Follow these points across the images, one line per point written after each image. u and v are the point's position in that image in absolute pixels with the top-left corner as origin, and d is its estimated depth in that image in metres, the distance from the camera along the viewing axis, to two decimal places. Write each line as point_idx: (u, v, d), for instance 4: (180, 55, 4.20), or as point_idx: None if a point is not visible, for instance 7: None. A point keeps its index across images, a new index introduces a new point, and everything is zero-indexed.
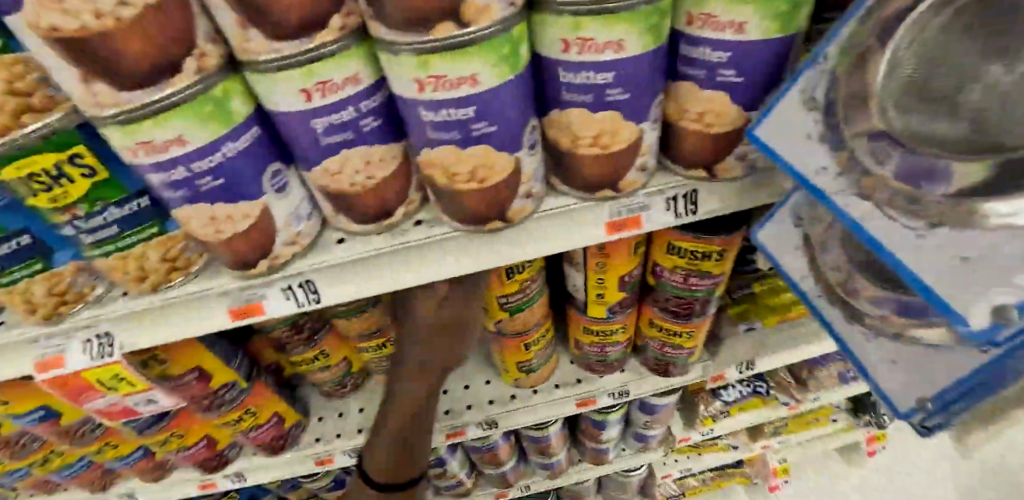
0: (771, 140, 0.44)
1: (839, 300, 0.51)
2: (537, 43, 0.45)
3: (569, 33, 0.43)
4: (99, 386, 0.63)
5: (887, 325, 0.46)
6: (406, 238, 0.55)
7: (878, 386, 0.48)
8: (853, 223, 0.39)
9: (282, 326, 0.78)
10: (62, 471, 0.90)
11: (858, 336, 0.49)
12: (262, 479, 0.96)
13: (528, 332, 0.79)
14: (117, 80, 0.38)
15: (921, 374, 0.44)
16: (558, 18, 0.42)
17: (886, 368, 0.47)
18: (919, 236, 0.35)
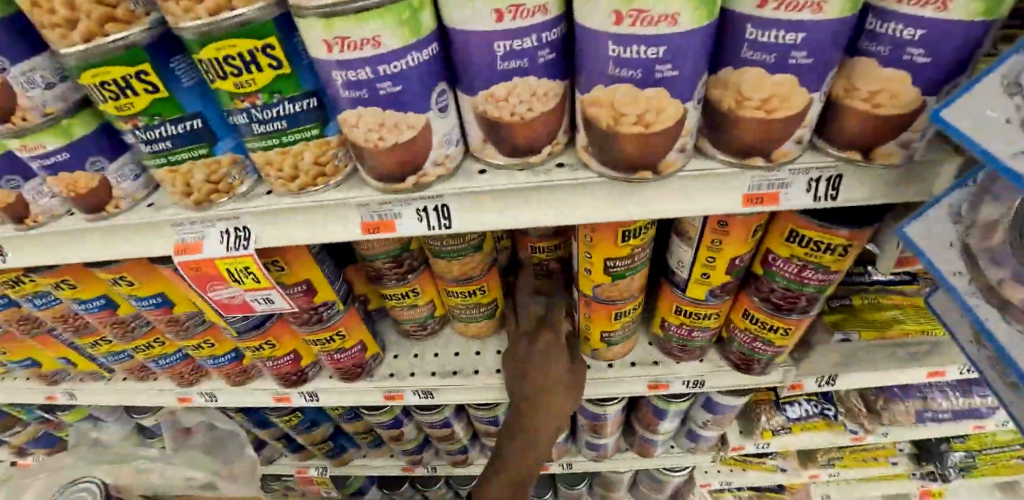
0: (958, 123, 0.40)
1: (1000, 300, 0.47)
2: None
3: None
4: (227, 277, 0.67)
5: None
6: (546, 177, 0.57)
7: None
8: None
9: (385, 258, 0.82)
10: (159, 359, 0.97)
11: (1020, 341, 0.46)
12: (333, 402, 0.99)
13: (622, 301, 0.80)
14: None
15: None
16: None
17: None
18: None
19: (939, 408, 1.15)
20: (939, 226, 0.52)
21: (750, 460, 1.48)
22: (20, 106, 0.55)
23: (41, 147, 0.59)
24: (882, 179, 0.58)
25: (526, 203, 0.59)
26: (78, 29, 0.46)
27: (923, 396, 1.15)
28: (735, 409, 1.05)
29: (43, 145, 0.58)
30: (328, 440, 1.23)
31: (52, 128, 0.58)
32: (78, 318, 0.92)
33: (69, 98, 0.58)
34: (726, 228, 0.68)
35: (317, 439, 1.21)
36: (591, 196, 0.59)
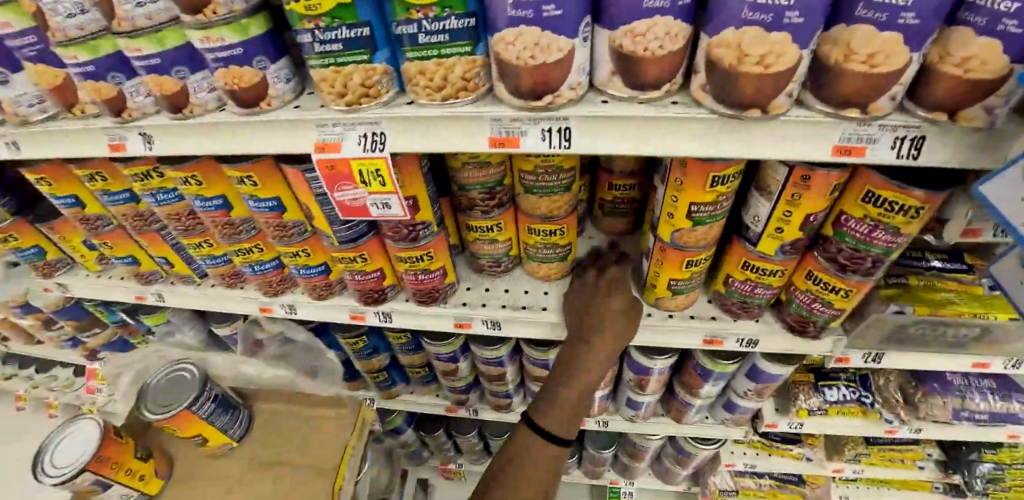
0: None
1: None
2: None
3: None
4: (357, 178, 0.75)
5: None
6: (663, 110, 0.66)
7: None
8: None
9: (480, 189, 0.91)
10: (255, 265, 1.06)
11: None
12: (406, 324, 1.07)
13: (696, 249, 0.88)
14: None
15: None
16: None
17: None
18: None
19: (976, 408, 1.18)
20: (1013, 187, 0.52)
21: (777, 446, 1.53)
22: (213, 1, 0.63)
23: (220, 40, 0.66)
24: (958, 145, 0.63)
25: (634, 138, 0.68)
26: None
27: (961, 394, 1.18)
28: (778, 380, 1.11)
29: (221, 39, 0.66)
30: (383, 370, 1.32)
31: (231, 25, 0.65)
32: (190, 217, 1.01)
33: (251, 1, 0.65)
34: (808, 182, 0.74)
35: (374, 368, 1.30)
36: (694, 133, 0.68)
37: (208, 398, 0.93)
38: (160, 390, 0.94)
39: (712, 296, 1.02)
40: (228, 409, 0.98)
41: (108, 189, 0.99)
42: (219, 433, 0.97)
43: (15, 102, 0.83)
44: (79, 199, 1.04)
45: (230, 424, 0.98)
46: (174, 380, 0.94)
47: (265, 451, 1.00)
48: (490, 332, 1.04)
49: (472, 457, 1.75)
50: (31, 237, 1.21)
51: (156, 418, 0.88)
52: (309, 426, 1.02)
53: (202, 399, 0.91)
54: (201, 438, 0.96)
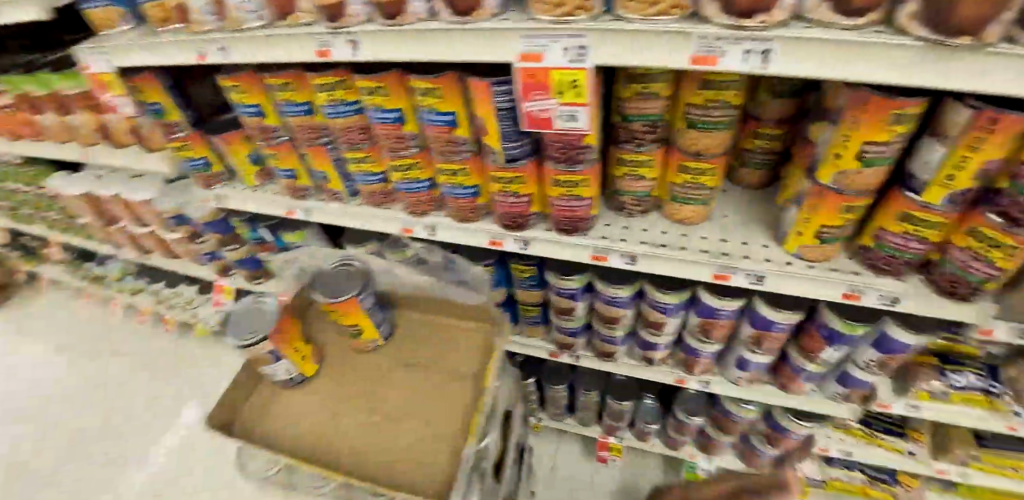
0: None
1: None
2: None
3: None
4: (553, 87, 0.81)
5: None
6: (871, 34, 0.66)
7: None
8: None
9: (643, 121, 0.95)
10: (410, 183, 1.13)
11: None
12: (543, 252, 1.14)
13: (858, 194, 0.89)
14: None
15: None
16: None
17: None
18: None
19: None
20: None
21: (878, 436, 1.51)
22: None
23: None
24: None
25: (827, 66, 0.70)
26: None
27: None
28: (910, 350, 1.10)
29: None
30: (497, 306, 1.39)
31: None
32: (361, 132, 1.07)
33: None
34: (994, 126, 0.71)
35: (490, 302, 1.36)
36: (894, 62, 0.67)
37: (369, 292, 1.02)
38: (328, 278, 1.01)
39: (853, 253, 1.03)
40: (380, 309, 1.07)
41: (292, 99, 1.06)
42: (370, 327, 1.05)
43: (238, 8, 0.92)
44: (262, 110, 1.13)
45: (379, 320, 1.06)
46: (341, 271, 1.02)
47: (405, 351, 1.10)
48: (626, 266, 1.09)
49: (554, 411, 1.81)
50: (201, 148, 1.34)
51: (328, 299, 0.96)
52: (446, 336, 1.11)
53: (368, 291, 1.00)
54: (355, 330, 1.04)
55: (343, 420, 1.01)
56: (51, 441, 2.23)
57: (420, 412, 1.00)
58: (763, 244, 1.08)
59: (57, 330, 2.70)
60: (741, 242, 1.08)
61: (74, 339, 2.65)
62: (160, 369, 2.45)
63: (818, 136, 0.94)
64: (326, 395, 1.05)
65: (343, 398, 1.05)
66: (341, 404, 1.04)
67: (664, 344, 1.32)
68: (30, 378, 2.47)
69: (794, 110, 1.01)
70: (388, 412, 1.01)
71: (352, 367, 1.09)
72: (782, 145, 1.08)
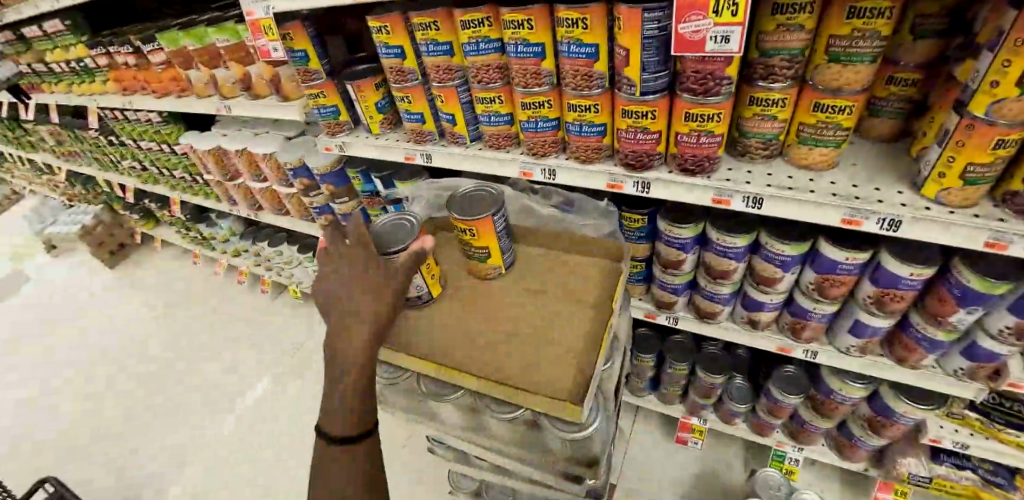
0: None
1: None
2: None
3: None
4: (711, 8, 0.84)
5: None
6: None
7: None
8: None
9: (784, 56, 0.98)
10: (537, 122, 1.19)
11: None
12: (661, 196, 1.16)
13: (1018, 125, 0.87)
14: None
15: None
16: None
17: None
18: None
19: None
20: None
21: (1004, 431, 1.37)
22: None
23: None
24: None
25: None
26: None
27: None
28: None
29: None
30: None
31: None
32: (496, 70, 1.17)
33: None
34: None
35: None
36: None
37: (501, 216, 1.05)
38: (466, 200, 1.07)
39: (999, 202, 1.00)
40: (508, 238, 1.10)
41: (435, 39, 1.18)
42: (498, 252, 1.07)
43: None
44: (402, 51, 1.26)
45: (505, 246, 1.09)
46: (477, 196, 1.07)
47: (526, 281, 1.10)
48: (749, 209, 1.09)
49: (636, 385, 1.79)
50: (332, 96, 1.51)
51: (467, 216, 1.01)
52: (564, 269, 1.11)
53: (502, 213, 1.03)
54: (482, 255, 1.07)
55: (459, 335, 1.01)
56: (112, 406, 2.44)
57: (542, 328, 1.00)
58: (897, 191, 1.06)
59: (169, 289, 3.07)
60: (873, 188, 1.06)
61: (180, 300, 3.00)
62: (245, 332, 2.73)
63: (968, 74, 0.94)
64: (442, 311, 1.06)
65: (460, 317, 1.05)
66: (459, 321, 1.04)
67: (773, 305, 1.28)
68: (98, 343, 2.77)
69: (935, 52, 1.02)
70: (508, 331, 1.00)
71: (470, 292, 1.10)
72: (918, 94, 1.08)
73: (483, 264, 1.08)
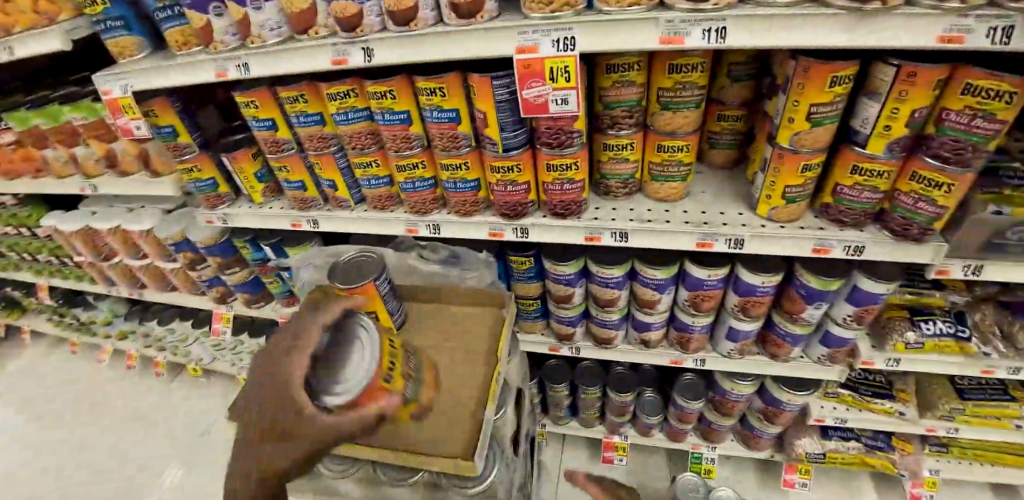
0: None
1: None
2: None
3: None
4: (547, 75, 0.94)
5: None
6: (798, 8, 0.84)
7: None
8: None
9: (623, 107, 1.09)
10: (415, 182, 1.24)
11: None
12: (541, 239, 1.24)
13: (815, 152, 1.03)
14: None
15: None
16: None
17: None
18: None
19: None
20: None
21: (869, 400, 1.57)
22: None
23: None
24: None
25: (757, 35, 0.87)
26: None
27: None
28: (881, 299, 1.20)
29: None
30: None
31: None
32: (368, 136, 1.21)
33: None
34: (914, 79, 0.90)
35: None
36: (803, 31, 0.86)
37: (385, 279, 1.06)
38: (347, 265, 1.06)
39: (818, 213, 1.16)
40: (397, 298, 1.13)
41: (305, 110, 1.21)
42: (385, 311, 1.08)
43: (264, 25, 1.10)
44: (274, 123, 1.27)
45: (392, 301, 1.10)
46: (359, 260, 1.07)
47: (419, 336, 1.12)
48: (618, 243, 1.19)
49: (559, 413, 1.84)
50: (208, 169, 1.47)
51: (349, 285, 1.01)
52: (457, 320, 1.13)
53: (384, 278, 1.04)
54: (371, 318, 1.08)
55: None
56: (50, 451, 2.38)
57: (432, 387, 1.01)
58: (738, 212, 1.19)
59: (40, 384, 2.71)
60: (719, 212, 1.19)
61: (53, 396, 2.64)
62: (138, 421, 2.46)
63: (774, 110, 1.10)
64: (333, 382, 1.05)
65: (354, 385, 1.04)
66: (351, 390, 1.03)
67: (658, 323, 1.40)
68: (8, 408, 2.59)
69: (750, 93, 1.17)
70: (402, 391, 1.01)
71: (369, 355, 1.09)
72: (745, 128, 1.24)
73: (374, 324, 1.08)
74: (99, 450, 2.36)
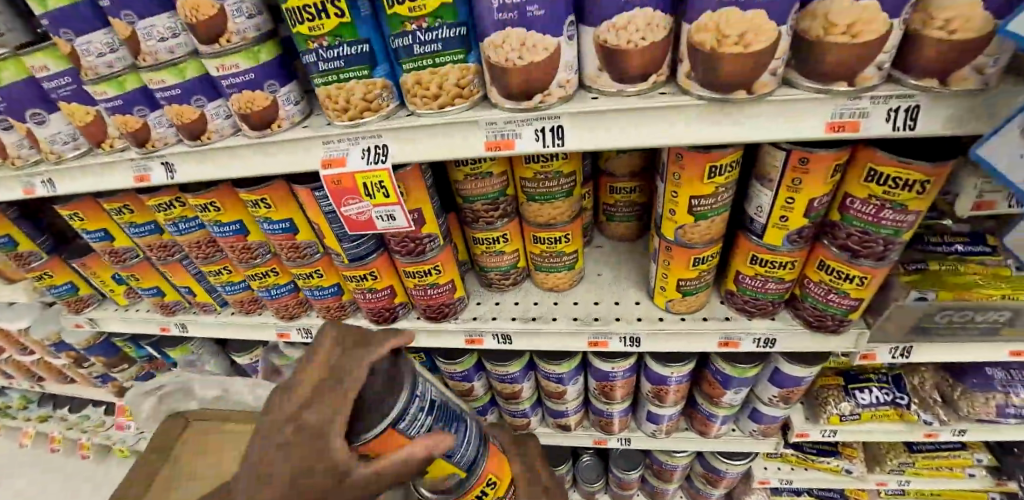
0: (992, 154, 0.59)
1: None
2: None
3: None
4: (361, 190, 0.77)
5: None
6: (656, 98, 0.65)
7: None
8: None
9: (483, 200, 0.92)
10: (270, 290, 1.07)
11: None
12: (418, 342, 1.08)
13: (703, 246, 0.86)
14: None
15: None
16: None
17: None
18: None
19: None
20: (1006, 146, 0.58)
21: (813, 459, 1.44)
22: (227, 30, 0.68)
23: (234, 67, 0.70)
24: (966, 105, 0.62)
25: (606, 129, 0.67)
26: None
27: (1005, 389, 1.12)
28: (804, 382, 1.07)
29: (235, 65, 0.70)
30: None
31: (244, 51, 0.69)
32: (210, 245, 1.02)
33: (262, 29, 0.70)
34: (808, 166, 0.73)
35: None
36: (670, 132, 0.66)
37: (421, 409, 0.63)
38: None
39: (724, 297, 1.00)
40: (439, 418, 0.66)
41: (133, 221, 1.01)
42: (446, 466, 0.70)
43: (53, 140, 0.89)
44: (108, 233, 1.06)
45: (458, 445, 0.72)
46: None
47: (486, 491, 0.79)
48: (501, 345, 1.04)
49: None
50: (64, 274, 1.20)
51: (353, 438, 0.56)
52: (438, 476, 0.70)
53: (414, 412, 0.61)
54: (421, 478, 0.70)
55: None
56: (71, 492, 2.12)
57: None
58: (635, 300, 1.03)
59: None
60: (614, 301, 1.03)
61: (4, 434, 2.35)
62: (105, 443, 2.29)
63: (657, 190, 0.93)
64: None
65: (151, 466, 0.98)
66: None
67: (574, 409, 1.26)
68: None
69: (641, 164, 1.00)
70: None
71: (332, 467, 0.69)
72: (643, 198, 1.07)
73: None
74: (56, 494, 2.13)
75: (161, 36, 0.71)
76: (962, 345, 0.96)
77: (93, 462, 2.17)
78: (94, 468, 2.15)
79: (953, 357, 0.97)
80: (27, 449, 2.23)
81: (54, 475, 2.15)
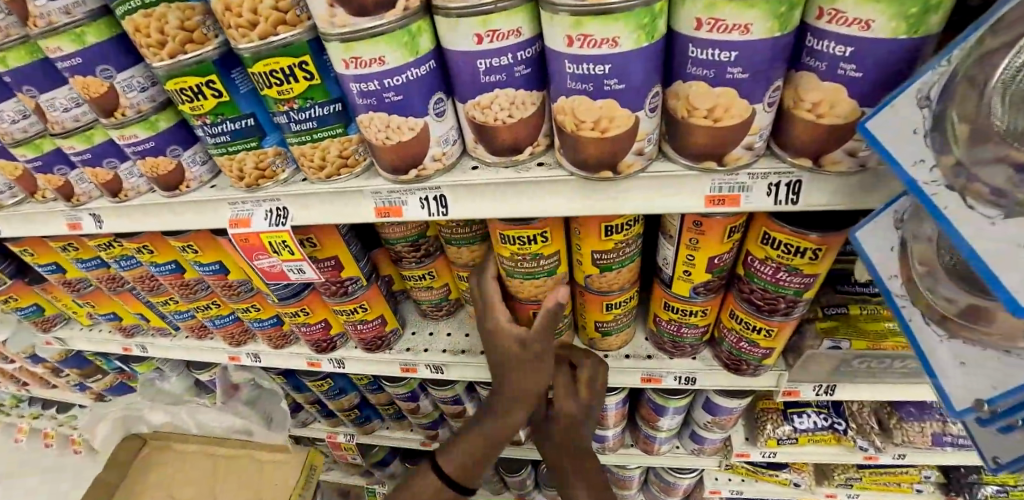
0: (864, 236, 0.57)
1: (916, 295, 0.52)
2: (653, 35, 0.49)
3: (572, 30, 0.48)
4: (268, 248, 0.79)
5: (980, 363, 0.46)
6: (533, 172, 0.65)
7: (931, 368, 0.51)
8: (911, 184, 0.45)
9: (404, 243, 0.93)
10: (215, 319, 1.12)
11: (931, 335, 0.51)
12: (358, 370, 1.13)
13: (614, 293, 0.86)
14: (345, 14, 0.51)
15: (987, 374, 0.46)
16: (561, 17, 0.48)
17: (954, 370, 0.49)
18: (993, 224, 0.37)
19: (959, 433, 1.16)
20: (886, 233, 0.54)
21: (762, 472, 1.47)
22: (121, 104, 0.70)
23: (133, 137, 0.73)
24: (846, 181, 0.59)
25: (493, 202, 0.68)
26: (166, 48, 0.60)
27: (942, 418, 1.16)
28: (735, 411, 1.09)
29: (135, 135, 0.73)
30: (355, 409, 1.37)
31: (141, 122, 0.72)
32: (153, 279, 1.07)
33: (157, 99, 0.72)
34: (702, 228, 0.72)
35: (345, 406, 1.34)
36: (550, 204, 0.66)
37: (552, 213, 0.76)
38: None
39: (648, 334, 1.01)
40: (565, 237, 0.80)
41: (80, 257, 1.06)
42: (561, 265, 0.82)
43: None
44: (59, 266, 1.12)
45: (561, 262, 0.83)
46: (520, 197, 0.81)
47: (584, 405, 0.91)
48: (434, 376, 1.07)
49: None
50: (33, 296, 1.27)
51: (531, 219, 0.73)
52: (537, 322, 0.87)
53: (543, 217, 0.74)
54: (548, 267, 0.81)
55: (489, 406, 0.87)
56: (68, 485, 2.27)
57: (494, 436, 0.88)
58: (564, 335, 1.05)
59: None
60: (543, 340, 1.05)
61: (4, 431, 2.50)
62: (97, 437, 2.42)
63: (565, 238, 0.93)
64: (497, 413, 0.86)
65: (116, 472, 1.36)
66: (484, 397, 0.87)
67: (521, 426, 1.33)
68: None
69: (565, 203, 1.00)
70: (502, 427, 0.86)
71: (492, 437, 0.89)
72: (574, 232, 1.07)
73: (509, 254, 0.79)
74: (48, 486, 2.27)
75: (64, 106, 0.73)
76: (884, 386, 0.96)
77: (84, 456, 2.31)
78: (86, 461, 2.31)
79: (879, 396, 0.98)
80: (24, 444, 2.39)
81: (52, 470, 2.31)
